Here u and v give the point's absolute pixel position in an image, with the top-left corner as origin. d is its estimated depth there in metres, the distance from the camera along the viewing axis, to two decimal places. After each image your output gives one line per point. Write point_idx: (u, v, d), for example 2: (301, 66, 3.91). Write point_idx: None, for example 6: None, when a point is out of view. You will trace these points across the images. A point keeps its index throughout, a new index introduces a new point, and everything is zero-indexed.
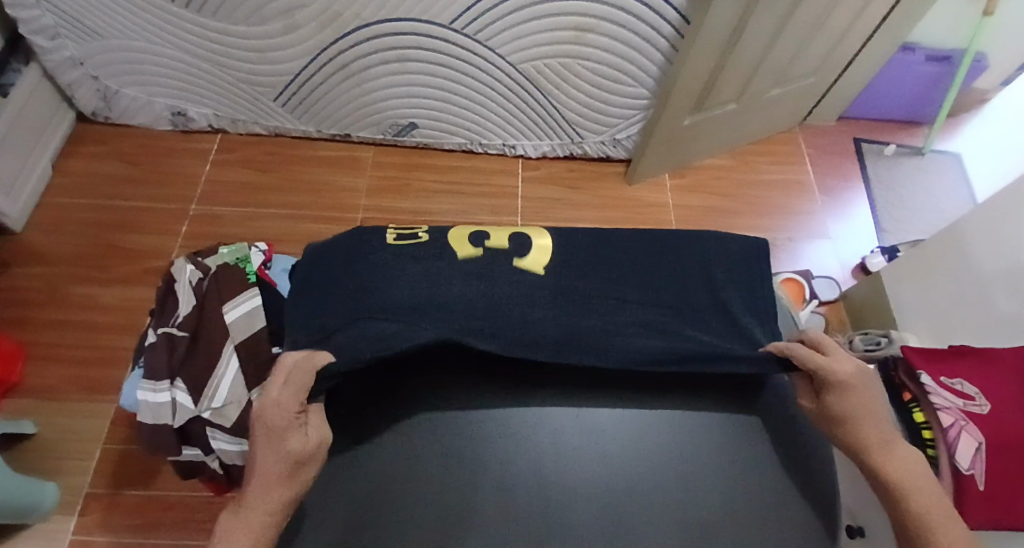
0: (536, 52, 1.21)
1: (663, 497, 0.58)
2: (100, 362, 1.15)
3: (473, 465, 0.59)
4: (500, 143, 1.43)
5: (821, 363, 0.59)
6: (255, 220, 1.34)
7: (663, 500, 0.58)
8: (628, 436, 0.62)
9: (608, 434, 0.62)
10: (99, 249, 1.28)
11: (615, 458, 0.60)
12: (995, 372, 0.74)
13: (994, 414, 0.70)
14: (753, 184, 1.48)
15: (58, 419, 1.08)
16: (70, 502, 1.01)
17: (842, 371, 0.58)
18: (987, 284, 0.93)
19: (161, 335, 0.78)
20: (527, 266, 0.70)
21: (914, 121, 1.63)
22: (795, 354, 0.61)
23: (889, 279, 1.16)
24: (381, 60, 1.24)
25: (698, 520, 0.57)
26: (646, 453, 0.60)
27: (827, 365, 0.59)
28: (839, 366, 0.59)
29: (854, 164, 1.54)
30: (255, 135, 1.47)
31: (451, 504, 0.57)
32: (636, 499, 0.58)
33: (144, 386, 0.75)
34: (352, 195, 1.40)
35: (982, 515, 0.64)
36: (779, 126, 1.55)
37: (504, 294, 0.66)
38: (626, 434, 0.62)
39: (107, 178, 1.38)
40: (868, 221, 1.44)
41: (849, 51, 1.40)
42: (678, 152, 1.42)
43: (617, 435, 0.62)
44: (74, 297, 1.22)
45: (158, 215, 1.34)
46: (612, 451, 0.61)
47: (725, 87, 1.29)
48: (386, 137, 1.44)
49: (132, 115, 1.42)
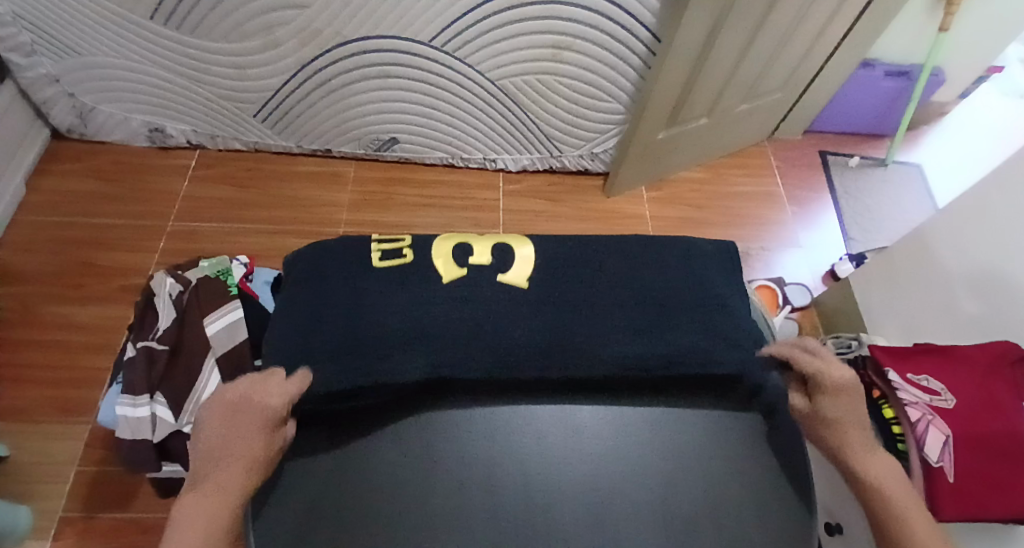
0: (514, 68, 1.24)
1: (654, 499, 0.57)
2: (75, 381, 1.13)
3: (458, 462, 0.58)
4: (481, 157, 1.45)
5: (821, 367, 0.60)
6: (234, 236, 1.34)
7: (649, 508, 0.56)
8: (607, 423, 0.61)
9: (587, 417, 0.61)
10: (75, 267, 1.26)
11: (596, 448, 0.59)
12: (957, 367, 0.78)
13: (961, 407, 0.73)
14: (727, 195, 1.52)
15: (32, 441, 1.06)
16: (45, 527, 0.98)
17: (842, 375, 0.60)
18: (949, 288, 0.97)
19: (140, 349, 0.75)
20: (513, 281, 0.67)
21: (876, 134, 1.70)
22: (786, 353, 0.63)
23: (858, 287, 1.20)
24: (361, 77, 1.26)
25: (677, 526, 0.56)
26: (630, 450, 0.60)
27: (815, 370, 0.61)
28: (835, 372, 0.60)
29: (821, 175, 1.60)
30: (234, 151, 1.47)
31: (433, 515, 0.55)
32: (621, 505, 0.56)
33: (123, 402, 0.72)
34: (334, 209, 1.40)
35: (955, 505, 0.68)
36: (749, 139, 1.60)
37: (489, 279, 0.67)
38: (603, 422, 0.61)
39: (83, 196, 1.36)
40: (837, 229, 1.49)
41: (813, 67, 1.46)
42: (654, 165, 1.46)
43: (593, 419, 0.61)
44: (49, 316, 1.19)
45: (137, 232, 1.32)
46: (596, 445, 0.60)
47: (697, 102, 1.34)
48: (367, 152, 1.45)
49: (108, 132, 1.41)
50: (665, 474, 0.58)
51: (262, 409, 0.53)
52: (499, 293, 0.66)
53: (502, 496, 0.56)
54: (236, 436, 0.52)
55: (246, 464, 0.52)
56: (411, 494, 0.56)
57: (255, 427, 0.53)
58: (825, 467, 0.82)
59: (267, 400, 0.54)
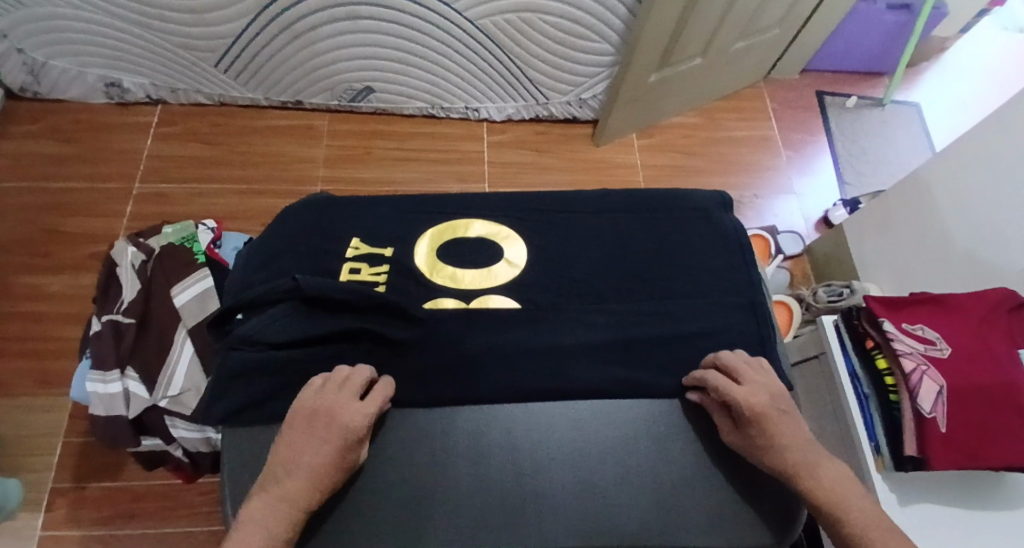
0: (493, 7, 1.16)
1: (654, 463, 0.55)
2: (51, 352, 1.09)
3: (444, 427, 0.56)
4: (462, 106, 1.38)
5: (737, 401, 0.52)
6: (206, 197, 1.27)
7: (645, 474, 0.55)
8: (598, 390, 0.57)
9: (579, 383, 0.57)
10: (40, 234, 1.20)
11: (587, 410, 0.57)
12: (952, 315, 0.76)
13: (956, 357, 0.71)
14: (720, 140, 1.47)
15: (13, 415, 1.03)
16: (33, 499, 0.97)
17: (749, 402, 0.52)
18: (944, 231, 0.95)
19: (105, 323, 0.72)
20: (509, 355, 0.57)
21: (875, 73, 1.64)
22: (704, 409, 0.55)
23: (851, 232, 1.18)
24: (329, 18, 1.17)
25: (669, 494, 0.54)
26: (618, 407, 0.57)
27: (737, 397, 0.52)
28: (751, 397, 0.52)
29: (818, 117, 1.54)
30: (198, 105, 1.38)
31: (415, 490, 0.53)
32: (611, 472, 0.55)
33: (92, 378, 0.70)
34: (309, 166, 1.33)
35: (946, 454, 0.67)
36: (744, 80, 1.53)
37: (471, 250, 0.66)
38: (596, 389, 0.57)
39: (40, 158, 1.28)
40: (833, 174, 1.45)
41: (812, 1, 1.38)
42: (644, 111, 1.39)
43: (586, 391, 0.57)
44: (16, 287, 1.14)
45: (101, 196, 1.25)
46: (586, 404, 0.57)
47: (691, 41, 1.26)
48: (341, 104, 1.38)
49: (62, 89, 1.32)
50: (653, 440, 0.56)
51: (341, 422, 0.50)
52: (482, 263, 0.65)
53: (489, 480, 0.54)
54: (324, 444, 0.49)
55: (315, 478, 0.48)
56: (397, 453, 0.55)
57: (333, 440, 0.49)
58: (816, 419, 0.88)
59: (348, 413, 0.50)
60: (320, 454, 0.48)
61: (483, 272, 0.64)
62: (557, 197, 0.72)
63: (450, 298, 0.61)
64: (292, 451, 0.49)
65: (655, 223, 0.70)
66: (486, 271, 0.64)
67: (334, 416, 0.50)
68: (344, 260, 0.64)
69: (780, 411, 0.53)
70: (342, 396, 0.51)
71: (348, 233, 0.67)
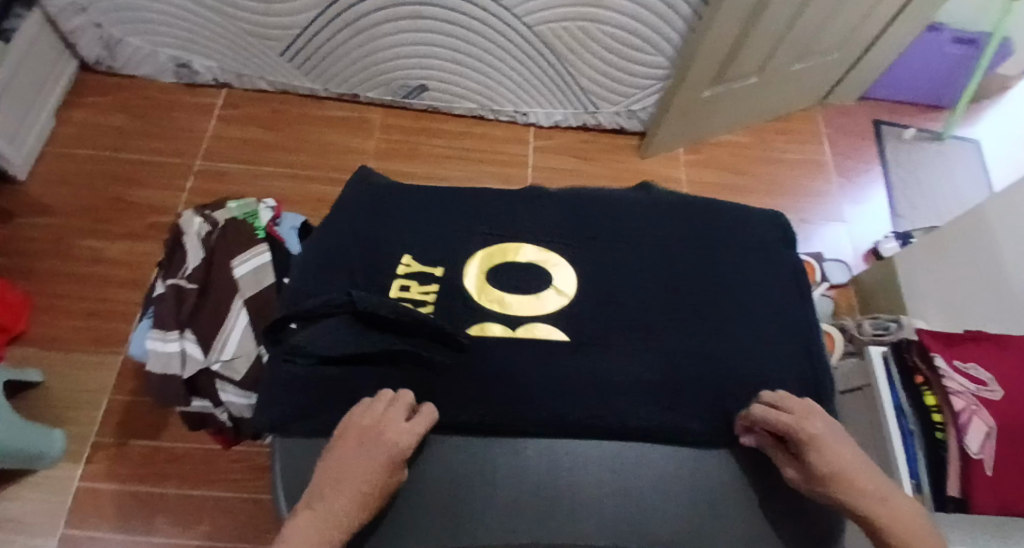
0: (552, 14, 1.17)
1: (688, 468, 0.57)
2: (105, 313, 1.14)
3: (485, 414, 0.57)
4: (512, 110, 1.40)
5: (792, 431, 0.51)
6: (261, 178, 1.32)
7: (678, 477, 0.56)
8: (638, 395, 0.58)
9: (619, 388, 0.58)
10: (105, 201, 1.26)
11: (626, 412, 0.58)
12: (1007, 357, 0.74)
13: (1009, 400, 0.69)
14: (769, 161, 1.46)
15: (66, 369, 1.08)
16: (77, 451, 1.01)
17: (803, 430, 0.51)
18: (999, 271, 0.92)
19: (170, 286, 0.76)
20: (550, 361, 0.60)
21: (935, 105, 1.60)
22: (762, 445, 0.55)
23: (902, 265, 1.15)
24: (392, 16, 1.21)
25: (701, 500, 0.55)
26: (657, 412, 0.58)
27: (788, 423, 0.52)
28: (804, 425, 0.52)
29: (872, 146, 1.52)
30: (260, 91, 1.43)
31: (453, 471, 0.55)
32: (644, 472, 0.56)
33: (153, 335, 0.74)
34: (360, 157, 1.37)
35: (989, 496, 0.65)
36: (798, 102, 1.52)
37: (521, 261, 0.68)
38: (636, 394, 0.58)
39: (110, 130, 1.35)
40: (883, 205, 1.42)
41: (875, 27, 1.36)
42: (693, 127, 1.39)
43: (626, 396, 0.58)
44: (78, 249, 1.20)
45: (162, 170, 1.31)
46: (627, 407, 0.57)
47: (747, 60, 1.26)
48: (395, 99, 1.41)
49: (136, 66, 1.38)
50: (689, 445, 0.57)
51: (387, 440, 0.51)
52: (529, 290, 0.65)
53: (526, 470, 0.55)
54: (367, 462, 0.50)
55: (358, 496, 0.48)
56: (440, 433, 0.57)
57: (377, 459, 0.50)
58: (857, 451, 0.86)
59: (394, 433, 0.51)
60: (364, 472, 0.49)
61: (529, 298, 0.65)
62: (608, 204, 0.73)
63: (496, 324, 0.63)
64: (339, 467, 0.50)
65: (704, 239, 0.70)
66: (534, 298, 0.65)
67: (380, 435, 0.51)
68: (395, 276, 0.66)
69: (835, 436, 0.52)
70: (388, 418, 0.52)
71: (405, 228, 0.71)
